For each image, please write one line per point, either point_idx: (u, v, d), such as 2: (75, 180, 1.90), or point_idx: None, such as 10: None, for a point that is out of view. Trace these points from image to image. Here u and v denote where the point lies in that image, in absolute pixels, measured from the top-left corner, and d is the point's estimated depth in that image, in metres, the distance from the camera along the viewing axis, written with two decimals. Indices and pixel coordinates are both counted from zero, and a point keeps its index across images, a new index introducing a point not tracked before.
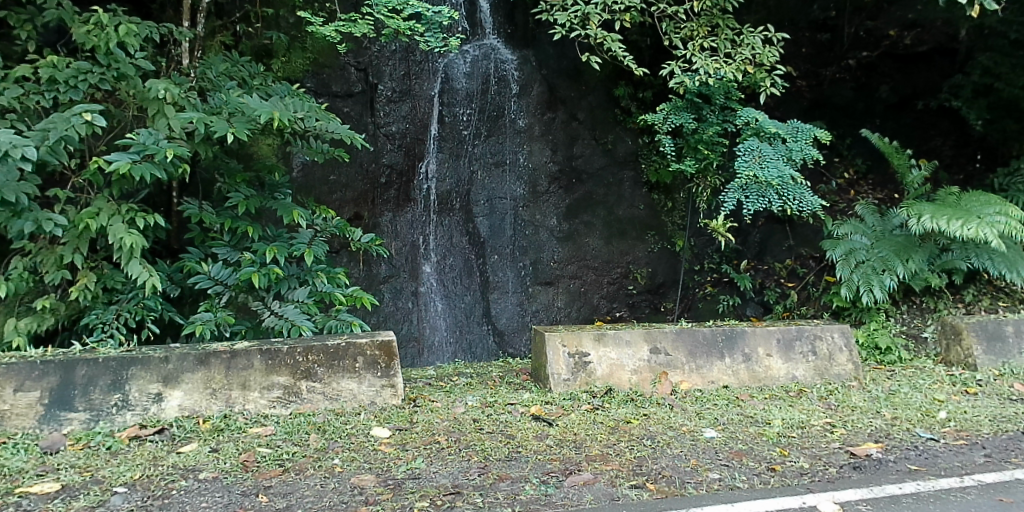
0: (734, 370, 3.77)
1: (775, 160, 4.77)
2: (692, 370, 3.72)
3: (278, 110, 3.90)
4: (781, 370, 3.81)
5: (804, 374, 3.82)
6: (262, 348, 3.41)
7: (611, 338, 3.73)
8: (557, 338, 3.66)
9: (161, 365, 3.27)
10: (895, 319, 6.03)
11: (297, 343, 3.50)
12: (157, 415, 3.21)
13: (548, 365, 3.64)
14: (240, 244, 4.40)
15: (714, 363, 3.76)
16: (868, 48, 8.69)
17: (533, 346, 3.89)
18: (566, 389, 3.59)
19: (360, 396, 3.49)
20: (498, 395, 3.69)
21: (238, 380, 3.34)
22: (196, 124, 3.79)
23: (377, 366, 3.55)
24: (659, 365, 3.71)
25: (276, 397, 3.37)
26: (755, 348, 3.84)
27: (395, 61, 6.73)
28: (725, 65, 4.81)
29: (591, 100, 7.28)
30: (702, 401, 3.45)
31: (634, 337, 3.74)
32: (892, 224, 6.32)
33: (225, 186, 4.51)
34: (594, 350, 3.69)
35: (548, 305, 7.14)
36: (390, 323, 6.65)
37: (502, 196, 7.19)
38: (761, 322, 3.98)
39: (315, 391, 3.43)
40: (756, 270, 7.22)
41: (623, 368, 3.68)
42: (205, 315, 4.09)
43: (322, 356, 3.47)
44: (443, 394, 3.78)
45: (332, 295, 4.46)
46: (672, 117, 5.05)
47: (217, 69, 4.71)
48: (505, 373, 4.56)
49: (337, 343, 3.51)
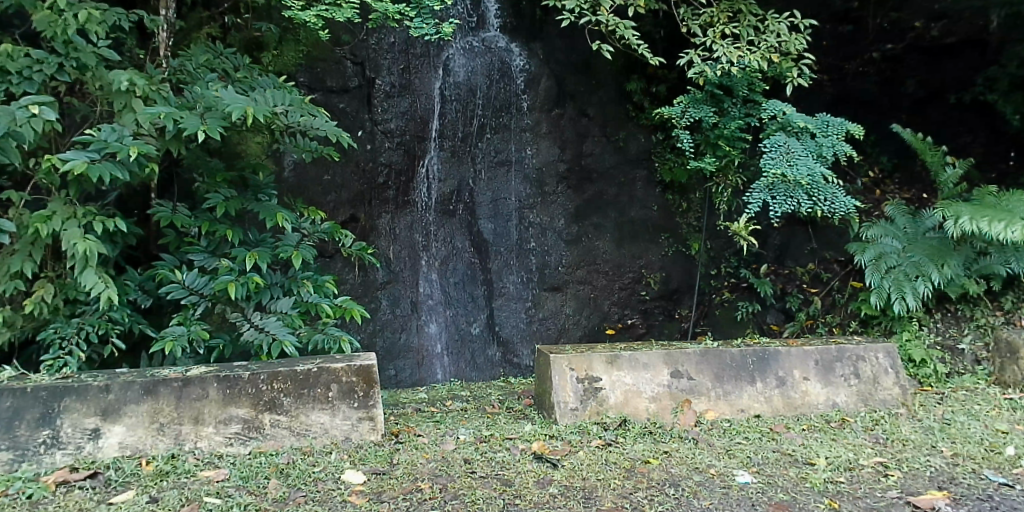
0: (767, 397, 3.37)
1: (804, 157, 4.33)
2: (718, 398, 3.34)
3: (253, 104, 3.52)
4: (820, 396, 3.40)
5: (846, 401, 3.41)
6: (220, 376, 3.13)
7: (625, 360, 3.36)
8: (564, 361, 3.29)
9: (100, 396, 3.01)
10: (928, 328, 5.55)
11: (260, 369, 3.22)
12: (93, 455, 2.94)
13: (554, 391, 3.27)
14: (218, 250, 4.04)
15: (743, 389, 3.37)
16: (893, 40, 8.06)
17: (537, 368, 3.52)
18: (574, 420, 3.21)
19: (332, 431, 3.19)
20: (495, 428, 3.32)
21: (190, 414, 3.07)
22: (164, 120, 3.41)
23: (354, 395, 3.26)
24: (680, 391, 3.32)
25: (233, 433, 3.09)
26: (790, 370, 3.45)
27: (394, 54, 6.36)
28: (749, 53, 4.39)
29: (602, 95, 6.85)
30: (730, 434, 3.08)
31: (653, 359, 3.38)
32: (926, 226, 5.84)
33: (203, 187, 4.15)
34: (607, 375, 3.31)
35: (556, 313, 6.73)
36: (387, 333, 6.25)
37: (507, 196, 6.79)
38: (796, 341, 3.59)
39: (279, 425, 3.14)
40: (777, 275, 6.75)
41: (639, 395, 3.30)
42: (177, 330, 3.73)
43: (289, 385, 3.19)
44: (432, 426, 3.45)
45: (319, 306, 4.08)
46: (691, 110, 4.63)
47: (197, 61, 4.35)
48: (506, 397, 4.20)
49: (308, 369, 3.22)
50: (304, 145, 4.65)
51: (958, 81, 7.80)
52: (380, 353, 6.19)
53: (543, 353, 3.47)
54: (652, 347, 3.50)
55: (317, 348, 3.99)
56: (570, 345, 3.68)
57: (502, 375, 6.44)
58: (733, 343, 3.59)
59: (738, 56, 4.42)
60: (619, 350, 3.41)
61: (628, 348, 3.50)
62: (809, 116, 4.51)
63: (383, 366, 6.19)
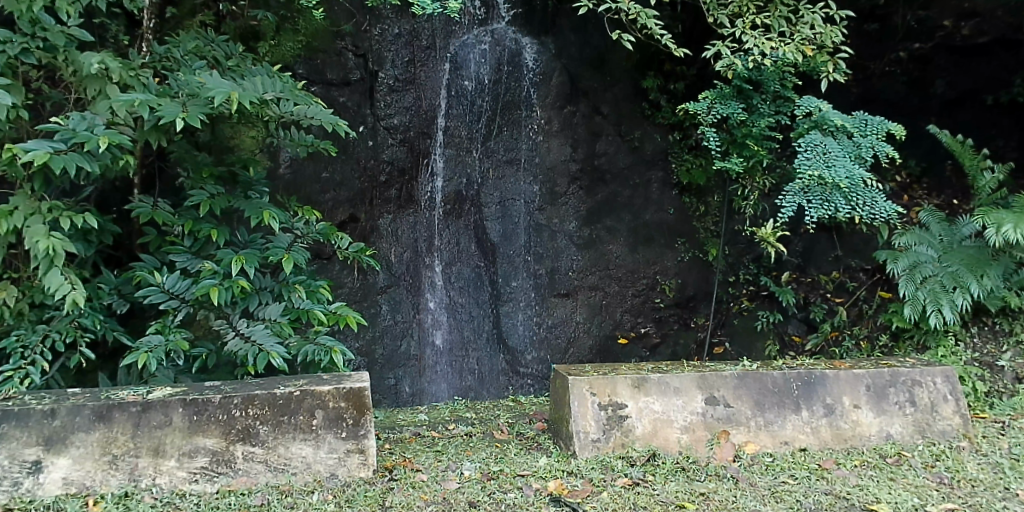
0: (813, 428, 3.20)
1: (843, 158, 3.98)
2: (759, 429, 3.15)
3: (238, 90, 3.19)
4: (872, 426, 3.23)
5: (900, 432, 3.25)
6: (186, 399, 2.86)
7: (654, 384, 3.16)
8: (586, 385, 3.09)
9: (44, 423, 2.76)
10: (964, 343, 5.18)
11: (233, 391, 2.94)
12: (32, 492, 2.71)
13: (573, 419, 3.08)
14: (203, 251, 3.72)
15: (786, 418, 3.19)
16: (922, 39, 7.47)
17: (554, 390, 3.33)
18: (595, 454, 3.03)
19: (316, 466, 2.92)
20: (504, 461, 3.12)
21: (149, 445, 2.81)
22: (139, 107, 3.09)
23: (342, 423, 2.97)
24: (717, 421, 3.14)
25: (200, 468, 2.83)
26: (840, 397, 3.26)
27: (399, 46, 6.04)
28: (783, 44, 4.06)
29: (617, 92, 6.51)
30: (775, 472, 2.93)
31: (685, 384, 3.17)
32: (963, 233, 5.47)
33: (189, 183, 3.84)
34: (633, 401, 3.12)
35: (565, 320, 6.34)
36: (387, 340, 5.90)
37: (515, 198, 6.44)
38: (845, 363, 3.41)
39: (255, 458, 2.88)
40: (799, 283, 6.36)
41: (670, 424, 3.11)
42: (153, 339, 3.46)
43: (266, 411, 2.91)
44: (432, 457, 3.22)
45: (312, 313, 3.75)
46: (718, 106, 4.28)
47: (184, 47, 4.01)
48: (515, 420, 3.95)
49: (288, 393, 2.94)
50: (300, 139, 4.36)
51: (993, 82, 7.38)
52: (380, 361, 5.84)
53: (560, 372, 3.31)
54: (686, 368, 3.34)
55: (308, 358, 3.66)
56: (591, 365, 3.50)
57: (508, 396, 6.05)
58: (775, 365, 3.40)
59: (771, 48, 4.09)
60: (647, 372, 3.22)
61: (657, 370, 3.30)
62: (846, 115, 4.17)
63: (382, 375, 5.84)
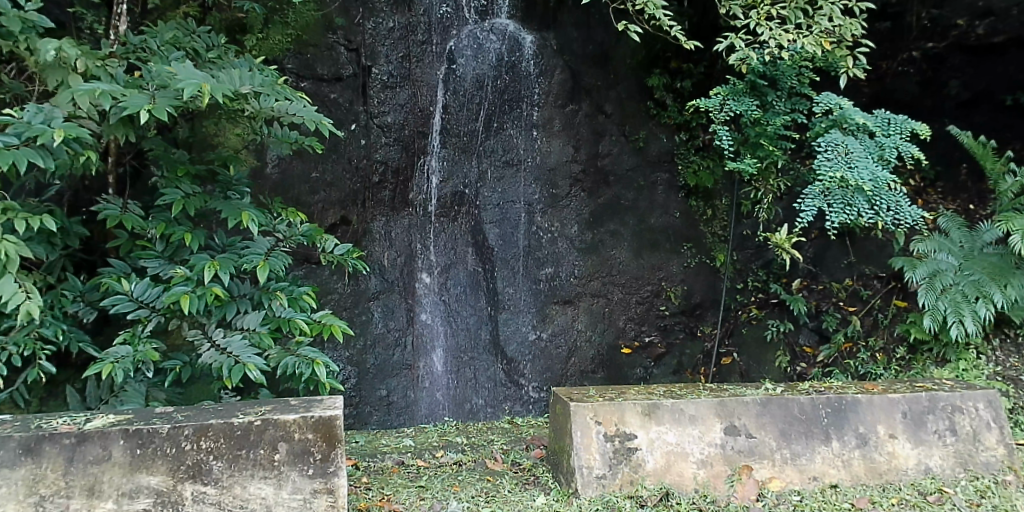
0: (846, 462, 3.01)
1: (865, 159, 3.71)
2: (785, 462, 2.96)
3: (210, 81, 2.89)
4: (908, 459, 3.04)
5: (940, 466, 3.05)
6: (129, 430, 2.67)
7: (667, 412, 3.01)
8: (589, 413, 2.94)
9: None
10: (986, 357, 4.91)
11: (184, 421, 2.75)
12: None
13: (575, 452, 2.90)
14: (175, 256, 3.44)
15: (815, 451, 3.00)
16: (936, 39, 7.02)
17: (554, 418, 3.17)
18: (598, 492, 2.85)
19: (277, 507, 2.70)
20: (496, 500, 2.95)
21: (84, 483, 2.61)
22: (99, 98, 2.81)
23: (310, 457, 2.76)
24: (738, 455, 2.96)
25: (144, 508, 2.63)
26: (874, 426, 3.08)
27: (394, 40, 5.78)
28: (801, 36, 3.81)
29: (621, 91, 6.25)
30: None
31: (702, 412, 3.02)
32: (984, 240, 5.14)
33: (162, 182, 3.57)
34: (644, 431, 2.96)
35: (567, 329, 6.04)
36: (379, 348, 5.59)
37: (514, 199, 6.16)
38: (879, 387, 3.24)
39: (206, 498, 2.67)
40: (810, 291, 6.03)
41: (686, 458, 2.94)
42: (121, 350, 3.19)
43: (222, 443, 2.72)
44: (414, 494, 3.01)
45: (292, 323, 3.44)
46: (731, 102, 4.02)
47: (161, 38, 3.71)
48: (510, 447, 3.72)
49: (247, 423, 2.75)
50: (283, 136, 4.09)
51: (1009, 82, 6.78)
52: (371, 371, 5.52)
53: (558, 397, 3.18)
54: (705, 393, 3.19)
55: (287, 372, 3.34)
56: (594, 389, 3.33)
57: (504, 419, 5.76)
58: (801, 388, 3.26)
59: (788, 40, 3.83)
60: (660, 398, 3.07)
61: (670, 395, 3.15)
62: (866, 114, 3.92)
63: (373, 386, 5.51)
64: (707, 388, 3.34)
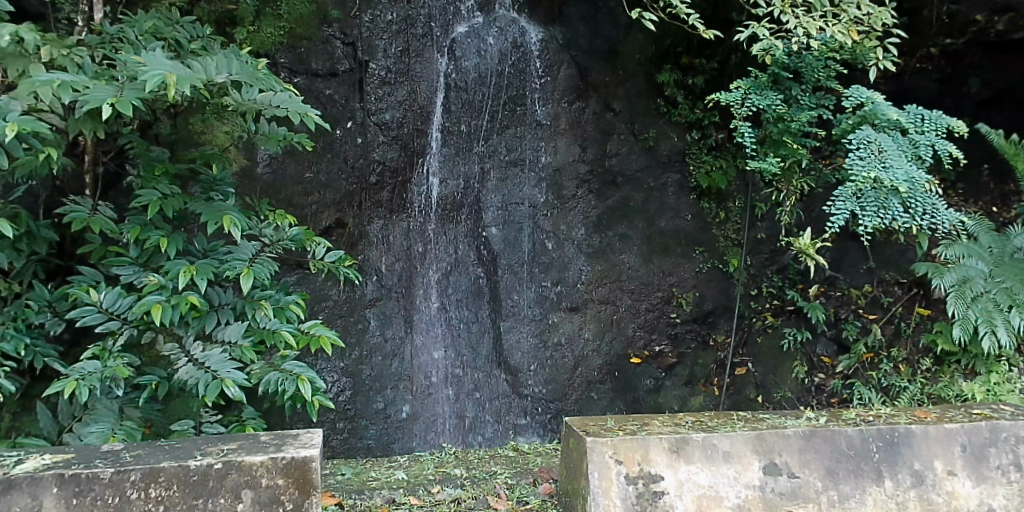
0: (901, 503, 2.78)
1: (899, 158, 3.44)
2: (833, 505, 2.73)
3: (179, 72, 2.62)
4: (969, 498, 2.82)
5: (1003, 504, 2.84)
6: (63, 476, 2.43)
7: (698, 448, 2.77)
8: (608, 447, 2.70)
9: None
10: (1018, 369, 4.64)
11: (129, 464, 2.50)
12: None
13: (592, 496, 2.62)
14: (150, 262, 3.17)
15: (865, 492, 2.78)
16: (954, 35, 6.16)
17: (567, 456, 2.93)
18: None
19: None
20: None
21: None
22: (58, 88, 2.53)
23: (279, 502, 2.51)
24: (782, 498, 2.72)
25: None
26: (930, 461, 2.88)
27: (392, 34, 5.46)
28: (830, 25, 3.55)
29: (629, 87, 5.98)
30: None
31: (737, 446, 2.79)
32: (1016, 245, 4.78)
33: (139, 181, 3.31)
34: (673, 472, 2.71)
35: (573, 338, 5.72)
36: (375, 358, 5.28)
37: (519, 201, 5.84)
38: (933, 416, 3.06)
39: None
40: (827, 298, 5.71)
41: (721, 502, 2.68)
42: (89, 365, 2.91)
43: (175, 490, 2.47)
44: None
45: (277, 335, 3.16)
46: (753, 96, 3.78)
47: (140, 27, 3.43)
48: (515, 480, 3.43)
49: (205, 467, 2.50)
50: (271, 133, 3.83)
51: None
52: (367, 382, 5.21)
53: (572, 430, 2.92)
54: (740, 425, 2.95)
55: (270, 389, 3.06)
56: (613, 419, 3.07)
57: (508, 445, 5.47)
58: (849, 419, 3.03)
59: (815, 29, 3.58)
60: (689, 432, 2.85)
61: (700, 428, 2.91)
62: (898, 108, 3.67)
63: (369, 398, 5.20)
64: (741, 418, 3.10)
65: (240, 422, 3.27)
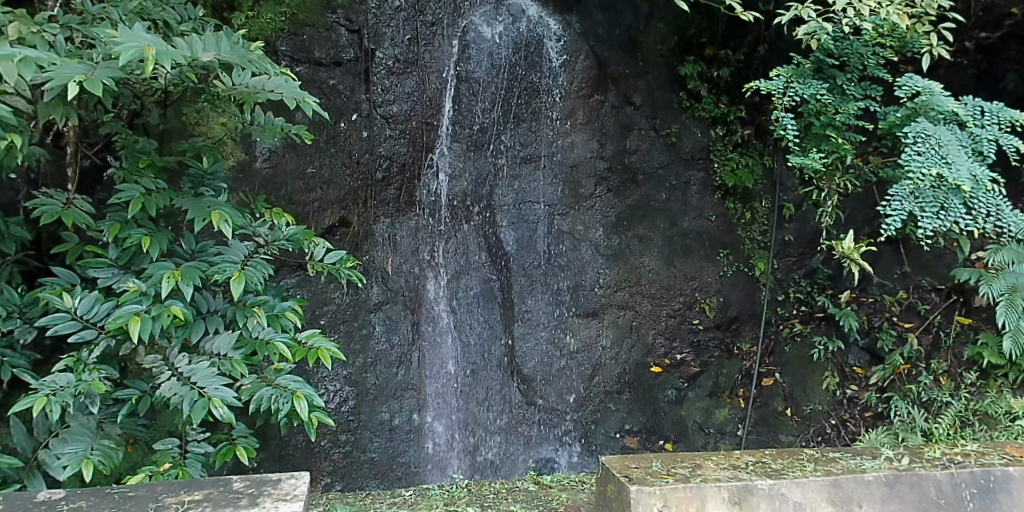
0: None
1: (961, 153, 3.15)
2: None
3: (158, 44, 2.31)
4: None
5: None
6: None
7: (763, 499, 2.55)
8: (658, 491, 2.50)
9: None
10: None
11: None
12: None
13: None
14: (132, 265, 2.86)
15: None
16: (988, 28, 5.09)
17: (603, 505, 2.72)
18: None
19: None
20: None
21: None
22: (20, 64, 2.23)
23: None
24: None
25: None
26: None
27: (400, 22, 5.15)
28: (882, 5, 3.24)
29: (651, 79, 5.65)
30: None
31: (809, 497, 2.58)
32: None
33: (121, 174, 3.01)
34: None
35: (590, 345, 5.42)
36: (380, 366, 4.95)
37: (534, 200, 5.53)
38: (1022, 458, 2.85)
39: None
40: (859, 304, 5.29)
41: None
42: (61, 379, 2.60)
43: None
44: None
45: (271, 347, 2.86)
46: (795, 85, 3.48)
47: (125, 7, 3.07)
48: None
49: None
50: (267, 123, 3.54)
51: None
52: (372, 392, 4.88)
53: (611, 472, 2.69)
54: (810, 468, 2.73)
55: (262, 407, 2.72)
56: (656, 460, 2.80)
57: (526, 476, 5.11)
58: (935, 460, 2.84)
59: (867, 10, 3.26)
60: (753, 479, 2.61)
61: (763, 473, 2.68)
62: (955, 99, 3.35)
63: (374, 408, 4.87)
64: (808, 457, 2.87)
65: (229, 440, 2.95)
